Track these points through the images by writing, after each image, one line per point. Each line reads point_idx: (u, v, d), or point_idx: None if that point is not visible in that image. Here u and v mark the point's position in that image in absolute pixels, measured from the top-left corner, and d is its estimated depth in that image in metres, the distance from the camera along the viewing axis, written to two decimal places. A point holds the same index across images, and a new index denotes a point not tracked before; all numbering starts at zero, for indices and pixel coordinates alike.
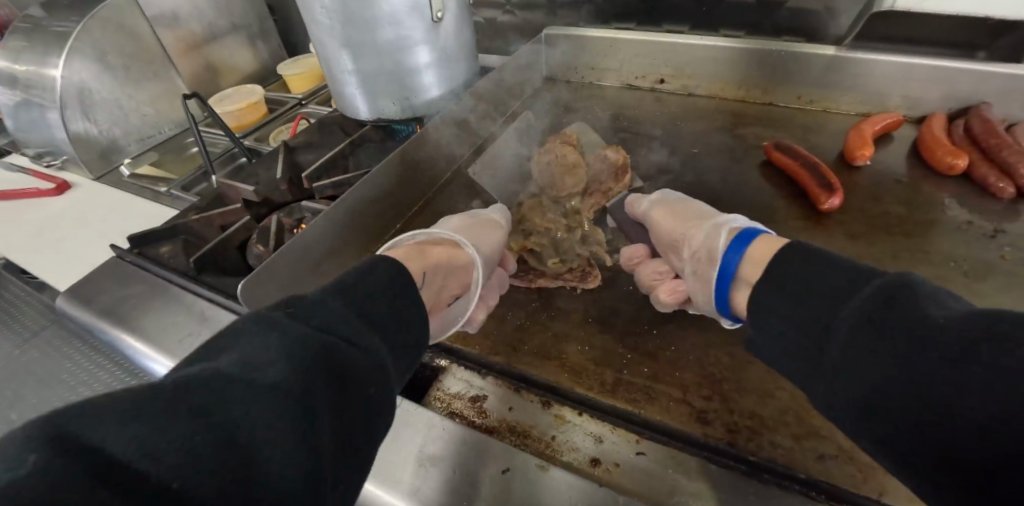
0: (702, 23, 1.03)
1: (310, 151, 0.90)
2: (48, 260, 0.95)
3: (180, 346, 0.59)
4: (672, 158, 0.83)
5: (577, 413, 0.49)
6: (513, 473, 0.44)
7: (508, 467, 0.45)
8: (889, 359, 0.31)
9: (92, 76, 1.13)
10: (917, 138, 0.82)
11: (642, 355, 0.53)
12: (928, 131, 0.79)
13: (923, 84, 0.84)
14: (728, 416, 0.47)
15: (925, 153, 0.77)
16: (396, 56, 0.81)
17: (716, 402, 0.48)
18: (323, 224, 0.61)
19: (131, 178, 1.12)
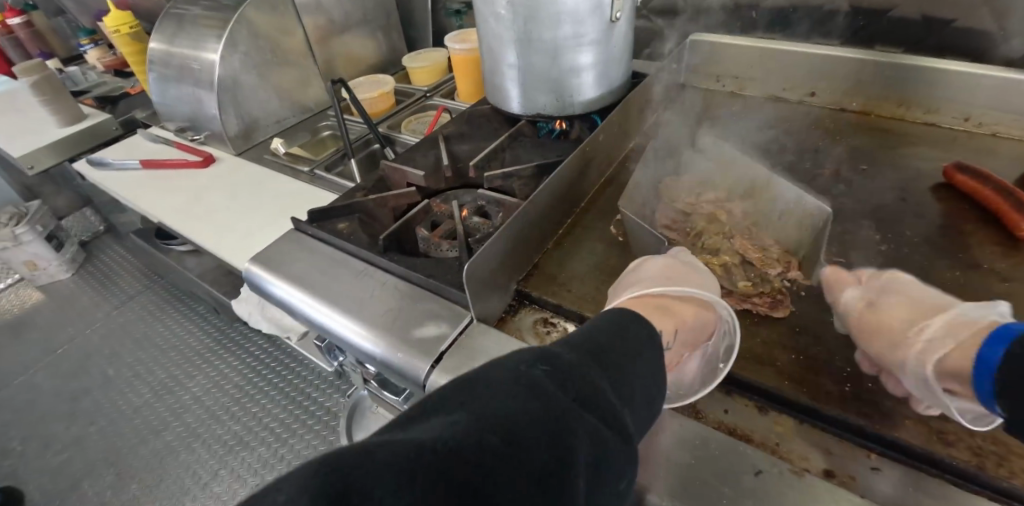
0: (857, 38, 1.01)
1: (463, 141, 0.93)
2: (205, 227, 1.01)
3: (381, 318, 0.61)
4: (840, 174, 0.81)
5: (798, 422, 0.49)
6: (765, 476, 0.43)
7: (761, 470, 0.44)
8: None
9: (242, 59, 1.20)
10: None
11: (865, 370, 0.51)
12: None
13: None
14: (973, 439, 0.45)
15: None
16: (567, 54, 0.82)
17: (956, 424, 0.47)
18: (520, 211, 0.63)
19: (276, 155, 1.19)
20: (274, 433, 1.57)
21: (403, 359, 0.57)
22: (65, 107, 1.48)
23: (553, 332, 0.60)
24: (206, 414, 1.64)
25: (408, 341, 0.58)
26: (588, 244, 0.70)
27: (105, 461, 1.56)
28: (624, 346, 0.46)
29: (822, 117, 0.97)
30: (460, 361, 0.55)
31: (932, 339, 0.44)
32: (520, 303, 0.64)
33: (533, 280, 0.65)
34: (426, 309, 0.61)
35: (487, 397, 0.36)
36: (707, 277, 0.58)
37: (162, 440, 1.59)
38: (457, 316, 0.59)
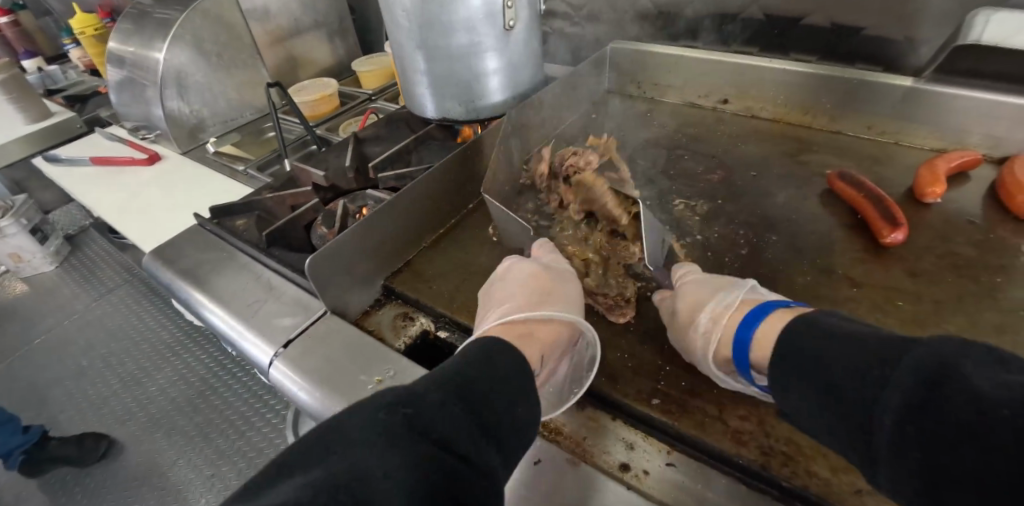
0: (773, 46, 1.02)
1: (377, 143, 0.96)
2: (138, 223, 1.05)
3: (247, 309, 0.64)
4: (730, 180, 0.83)
5: (610, 418, 0.51)
6: (542, 465, 0.47)
7: (538, 460, 0.48)
8: (832, 381, 0.39)
9: (187, 60, 1.24)
10: (997, 179, 0.77)
11: (681, 370, 0.53)
12: (1007, 172, 0.75)
13: (1008, 123, 0.79)
14: (764, 439, 0.47)
15: (1003, 193, 0.73)
16: (467, 60, 0.85)
17: (752, 424, 0.48)
18: (383, 212, 0.65)
19: (210, 158, 1.23)
20: (231, 425, 1.61)
21: (257, 348, 0.60)
22: (31, 105, 1.53)
23: (408, 326, 0.62)
24: (167, 405, 1.68)
25: (264, 332, 0.61)
26: (462, 244, 0.72)
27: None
28: (507, 367, 0.49)
29: (734, 124, 0.98)
30: (305, 352, 0.58)
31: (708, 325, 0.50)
32: (387, 298, 0.67)
33: (401, 277, 0.68)
34: (289, 302, 0.64)
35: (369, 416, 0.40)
36: (571, 284, 0.60)
37: (123, 431, 1.63)
38: (314, 308, 0.62)
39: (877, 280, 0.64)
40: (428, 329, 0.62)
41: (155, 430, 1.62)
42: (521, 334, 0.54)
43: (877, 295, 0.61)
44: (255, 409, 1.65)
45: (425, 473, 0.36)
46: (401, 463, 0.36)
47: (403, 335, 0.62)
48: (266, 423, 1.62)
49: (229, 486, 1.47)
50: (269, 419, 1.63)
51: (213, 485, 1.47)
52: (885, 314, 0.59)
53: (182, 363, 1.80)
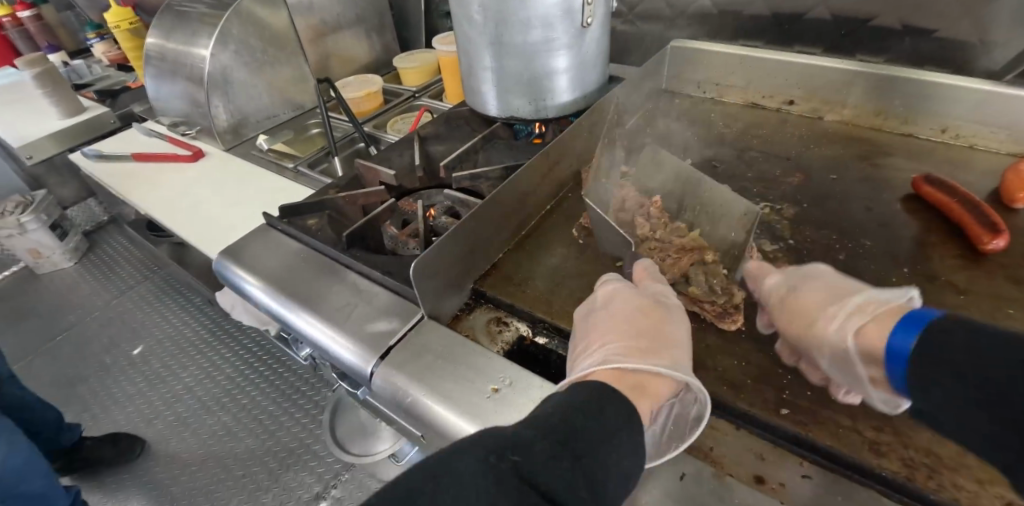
0: (837, 47, 1.01)
1: (439, 142, 0.94)
2: (189, 220, 1.03)
3: (335, 311, 0.63)
4: (809, 183, 0.81)
5: (734, 427, 0.49)
6: (687, 481, 0.46)
7: (684, 475, 0.47)
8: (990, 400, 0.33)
9: (233, 56, 1.22)
10: None
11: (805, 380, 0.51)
12: None
13: None
14: (904, 449, 0.45)
15: None
16: (539, 58, 0.83)
17: (889, 434, 0.47)
18: (475, 214, 0.63)
19: (261, 152, 1.21)
20: (261, 424, 1.59)
21: (352, 353, 0.59)
22: (66, 99, 1.51)
23: (505, 331, 0.61)
24: (196, 404, 1.66)
25: (359, 336, 0.59)
26: (548, 246, 0.71)
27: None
28: (612, 412, 0.42)
29: (800, 126, 0.97)
30: (406, 357, 0.56)
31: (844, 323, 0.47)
32: (477, 301, 0.66)
33: (490, 280, 0.67)
34: (379, 305, 0.63)
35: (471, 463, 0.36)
36: (681, 325, 0.54)
37: (153, 429, 1.61)
38: (409, 312, 0.61)
39: (982, 287, 0.62)
40: (525, 335, 0.61)
41: (185, 429, 1.60)
42: (634, 385, 0.47)
43: (986, 303, 0.60)
44: (287, 410, 1.63)
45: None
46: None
47: (500, 340, 0.60)
48: (297, 424, 1.59)
49: (262, 487, 1.45)
50: (301, 420, 1.60)
51: (246, 486, 1.45)
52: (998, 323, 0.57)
53: (211, 361, 1.78)
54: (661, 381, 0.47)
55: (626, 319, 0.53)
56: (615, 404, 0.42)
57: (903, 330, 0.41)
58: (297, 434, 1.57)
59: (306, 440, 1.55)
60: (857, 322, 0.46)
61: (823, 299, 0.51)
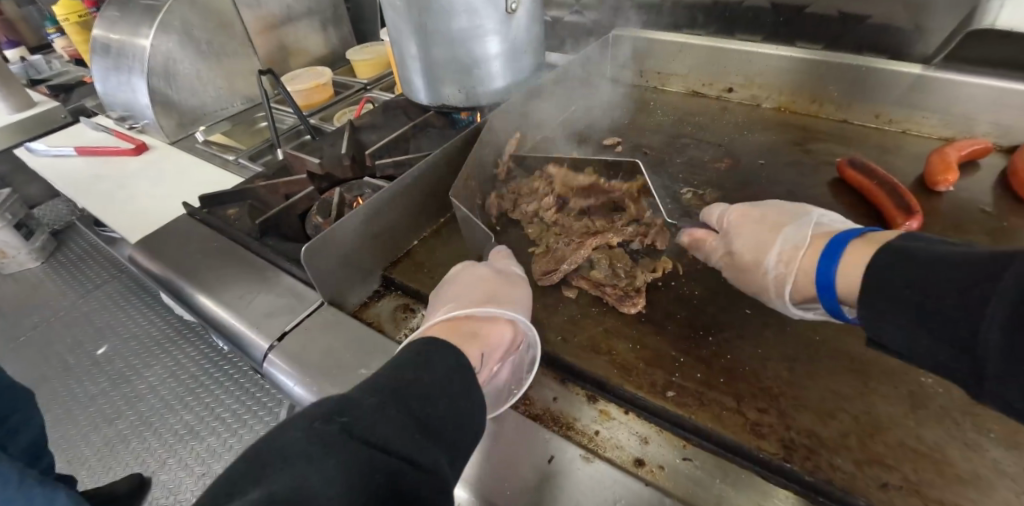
0: (777, 34, 1.00)
1: (373, 131, 0.93)
2: (125, 214, 1.01)
3: (239, 302, 0.62)
4: (738, 168, 0.81)
5: (622, 410, 0.48)
6: (556, 462, 0.44)
7: (553, 456, 0.44)
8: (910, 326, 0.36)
9: (175, 47, 1.20)
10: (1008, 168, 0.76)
11: (695, 360, 0.51)
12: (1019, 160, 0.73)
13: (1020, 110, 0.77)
14: (785, 431, 0.45)
15: (1016, 181, 0.71)
16: (467, 45, 0.82)
17: (772, 416, 0.46)
18: (380, 200, 0.61)
19: (203, 145, 1.19)
20: (224, 423, 1.56)
21: (250, 340, 0.58)
22: (14, 93, 1.48)
23: (409, 318, 0.60)
24: (157, 403, 1.63)
25: (258, 323, 0.58)
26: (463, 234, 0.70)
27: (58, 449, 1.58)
28: (445, 362, 0.46)
29: (738, 113, 0.96)
30: (301, 343, 0.55)
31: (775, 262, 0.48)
32: (386, 289, 0.65)
33: (401, 267, 0.66)
34: (284, 293, 0.61)
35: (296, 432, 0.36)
36: (520, 288, 0.56)
37: (114, 429, 1.60)
38: (310, 299, 0.60)
39: None
40: None
41: (144, 429, 1.58)
42: (465, 334, 0.50)
43: None
44: (247, 407, 1.58)
45: (367, 481, 0.32)
46: (336, 468, 0.32)
47: (403, 327, 0.59)
48: (257, 422, 1.56)
49: None
50: (261, 418, 1.57)
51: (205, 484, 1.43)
52: None
53: (172, 359, 1.75)
54: (500, 327, 0.51)
55: (475, 285, 0.55)
56: (442, 356, 0.46)
57: (827, 258, 0.43)
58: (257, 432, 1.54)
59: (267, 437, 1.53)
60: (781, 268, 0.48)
61: (756, 242, 0.52)
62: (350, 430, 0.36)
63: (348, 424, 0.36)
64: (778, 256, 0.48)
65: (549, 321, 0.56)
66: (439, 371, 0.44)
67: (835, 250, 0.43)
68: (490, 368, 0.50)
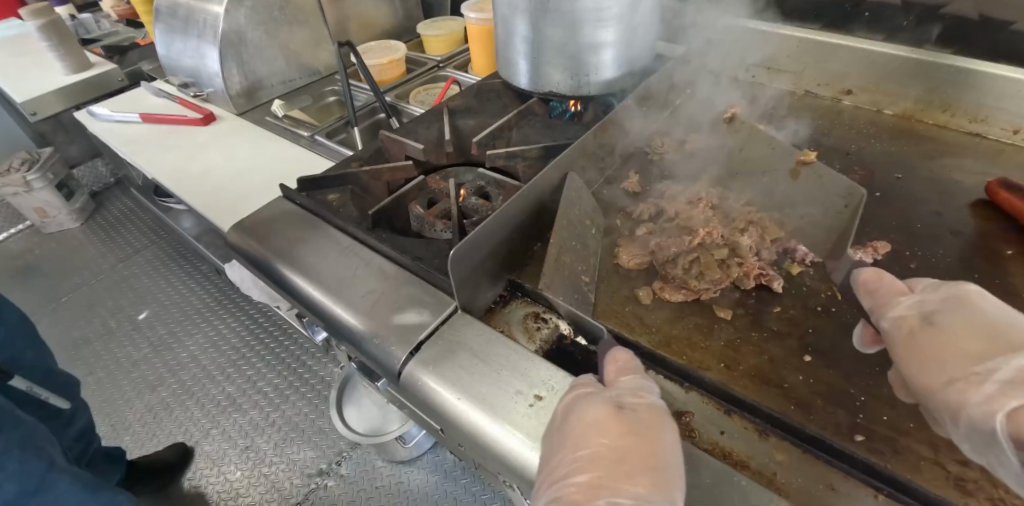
0: (902, 35, 0.92)
1: (469, 116, 0.89)
2: (199, 188, 0.97)
3: (360, 299, 0.57)
4: (869, 182, 0.76)
5: (803, 452, 0.44)
6: None
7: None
8: None
9: (249, 14, 1.14)
10: None
11: (875, 398, 0.47)
12: None
13: None
14: (994, 491, 0.41)
15: None
16: (587, 29, 0.77)
17: (976, 471, 0.42)
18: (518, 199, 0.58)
19: (275, 119, 1.15)
20: (266, 397, 1.49)
21: (377, 344, 0.53)
22: (72, 53, 1.43)
23: (545, 329, 0.56)
24: (201, 373, 1.57)
25: (386, 326, 0.54)
26: (592, 239, 0.65)
27: (103, 411, 1.52)
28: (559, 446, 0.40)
29: (854, 119, 0.90)
30: (440, 354, 0.51)
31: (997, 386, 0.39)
32: (512, 294, 0.60)
33: (529, 271, 0.61)
34: (408, 294, 0.57)
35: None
36: (663, 363, 0.49)
37: (156, 396, 1.54)
38: (440, 304, 0.55)
39: None
40: (565, 333, 0.56)
41: (185, 396, 1.53)
42: (620, 421, 0.43)
43: None
44: (293, 385, 1.51)
45: None
46: None
47: (540, 340, 0.55)
48: (302, 400, 1.48)
49: (264, 458, 1.36)
50: (305, 396, 1.49)
51: (248, 458, 1.36)
52: None
53: (216, 328, 1.69)
54: (631, 400, 0.46)
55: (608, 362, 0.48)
56: (590, 418, 0.42)
57: None
58: (293, 416, 1.44)
59: (312, 416, 1.44)
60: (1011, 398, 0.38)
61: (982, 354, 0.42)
62: None
63: None
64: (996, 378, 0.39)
65: (703, 347, 0.52)
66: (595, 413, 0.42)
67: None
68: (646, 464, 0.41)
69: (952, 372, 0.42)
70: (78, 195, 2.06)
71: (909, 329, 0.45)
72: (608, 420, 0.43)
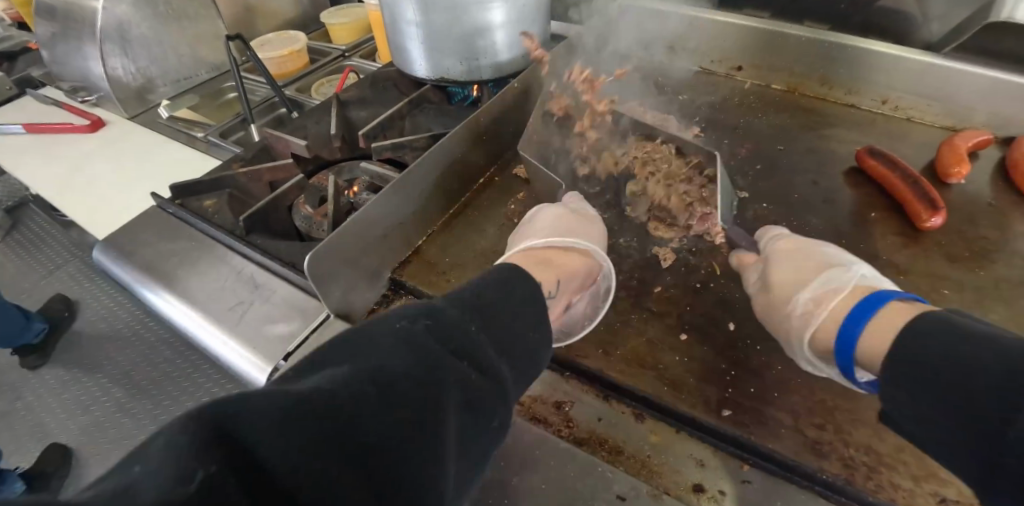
0: (785, 12, 0.95)
1: (362, 107, 0.86)
2: (84, 203, 0.90)
3: (229, 314, 0.55)
4: (756, 154, 0.79)
5: (674, 430, 0.46)
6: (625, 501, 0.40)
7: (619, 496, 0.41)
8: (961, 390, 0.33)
9: (130, 10, 1.06)
10: (1004, 161, 0.73)
11: (743, 372, 0.49)
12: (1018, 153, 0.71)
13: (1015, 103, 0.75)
14: (845, 449, 0.43)
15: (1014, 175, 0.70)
16: (471, 11, 0.76)
17: (830, 433, 0.44)
18: (420, 171, 0.60)
19: (168, 121, 1.08)
20: (200, 406, 1.33)
21: (245, 359, 0.52)
22: None
23: None
24: (133, 389, 1.40)
25: (255, 339, 0.53)
26: (478, 228, 0.65)
27: (34, 436, 1.40)
28: (516, 305, 0.42)
29: (745, 95, 0.93)
30: None
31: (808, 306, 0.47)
32: (395, 293, 0.59)
33: (411, 269, 0.60)
34: (281, 303, 0.56)
35: (304, 382, 0.27)
36: (597, 226, 0.60)
37: (88, 417, 1.41)
38: (312, 311, 0.54)
39: (919, 266, 0.61)
40: None
41: (102, 421, 1.39)
42: (542, 262, 0.54)
43: (922, 284, 0.59)
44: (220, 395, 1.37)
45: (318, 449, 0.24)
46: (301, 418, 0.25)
47: None
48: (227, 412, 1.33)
49: None
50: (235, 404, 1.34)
51: None
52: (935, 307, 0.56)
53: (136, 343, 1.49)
54: (573, 258, 0.56)
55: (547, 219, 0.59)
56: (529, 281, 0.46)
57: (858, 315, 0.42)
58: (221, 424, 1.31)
59: None
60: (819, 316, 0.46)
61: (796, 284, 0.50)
62: (365, 376, 0.29)
63: (370, 368, 0.29)
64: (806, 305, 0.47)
65: (584, 337, 0.53)
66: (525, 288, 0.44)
67: (864, 314, 0.41)
68: (565, 296, 0.54)
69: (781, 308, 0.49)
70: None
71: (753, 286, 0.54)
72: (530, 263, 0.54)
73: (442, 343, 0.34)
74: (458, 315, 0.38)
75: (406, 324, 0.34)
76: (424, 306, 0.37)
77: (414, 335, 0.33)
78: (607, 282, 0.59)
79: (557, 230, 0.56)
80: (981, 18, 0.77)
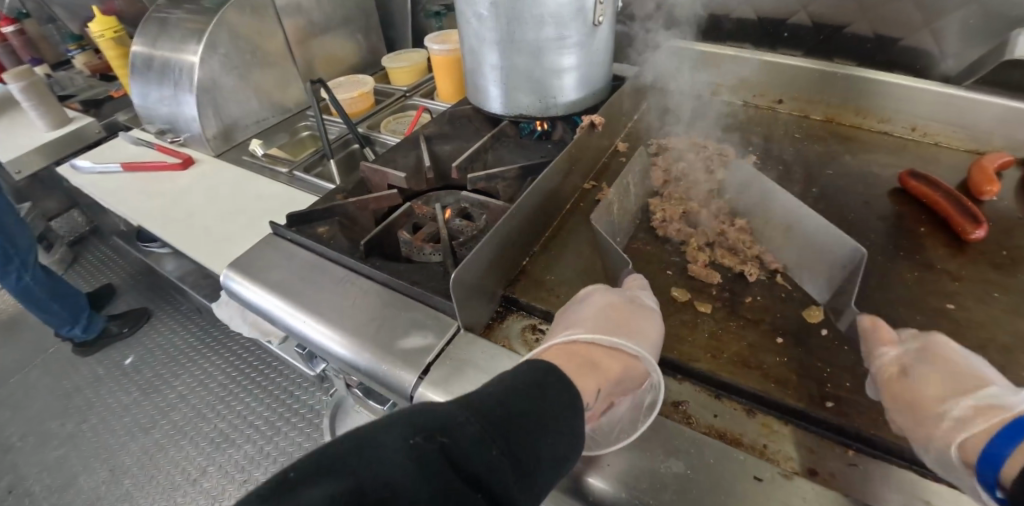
0: (817, 51, 1.06)
1: (445, 142, 0.96)
2: (188, 233, 0.99)
3: (366, 329, 0.62)
4: (805, 178, 0.88)
5: (783, 423, 0.51)
6: (763, 482, 0.45)
7: (759, 477, 0.45)
8: None
9: (223, 59, 1.17)
10: None
11: (838, 368, 0.55)
12: None
13: None
14: None
15: None
16: (552, 55, 0.85)
17: None
18: (525, 201, 0.68)
19: (255, 158, 1.19)
20: (259, 430, 1.47)
21: (388, 370, 0.58)
22: (49, 109, 1.35)
23: (541, 339, 0.62)
24: (193, 412, 1.52)
25: (395, 353, 0.59)
26: (573, 250, 0.72)
27: (97, 457, 1.44)
28: (540, 421, 0.42)
29: (786, 125, 1.02)
30: (448, 373, 0.56)
31: (957, 420, 0.43)
32: (508, 308, 0.67)
33: (520, 286, 0.68)
34: (411, 320, 0.63)
35: None
36: (653, 323, 0.56)
37: (150, 439, 1.47)
38: (443, 326, 0.61)
39: (970, 274, 0.68)
40: None
41: (167, 441, 1.46)
42: (586, 362, 0.51)
43: (976, 289, 0.66)
44: (280, 416, 1.49)
45: None
46: None
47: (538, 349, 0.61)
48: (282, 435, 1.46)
49: None
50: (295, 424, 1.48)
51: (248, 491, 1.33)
52: (989, 307, 0.64)
53: (202, 372, 1.63)
54: (618, 361, 0.52)
55: (591, 308, 0.56)
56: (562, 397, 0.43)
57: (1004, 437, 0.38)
58: (282, 445, 1.43)
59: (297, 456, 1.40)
60: (963, 431, 0.41)
61: (944, 394, 0.45)
62: None
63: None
64: (953, 418, 0.43)
65: (691, 340, 0.58)
66: (560, 413, 0.43)
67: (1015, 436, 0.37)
68: (605, 403, 0.51)
69: (922, 416, 0.45)
70: (57, 245, 1.96)
71: (889, 376, 0.49)
72: (571, 360, 0.51)
73: (451, 479, 0.34)
74: (472, 435, 0.37)
75: (421, 442, 0.35)
76: (445, 414, 0.38)
77: (429, 467, 0.34)
78: (653, 396, 0.53)
79: (602, 330, 0.53)
80: (998, 55, 0.87)
